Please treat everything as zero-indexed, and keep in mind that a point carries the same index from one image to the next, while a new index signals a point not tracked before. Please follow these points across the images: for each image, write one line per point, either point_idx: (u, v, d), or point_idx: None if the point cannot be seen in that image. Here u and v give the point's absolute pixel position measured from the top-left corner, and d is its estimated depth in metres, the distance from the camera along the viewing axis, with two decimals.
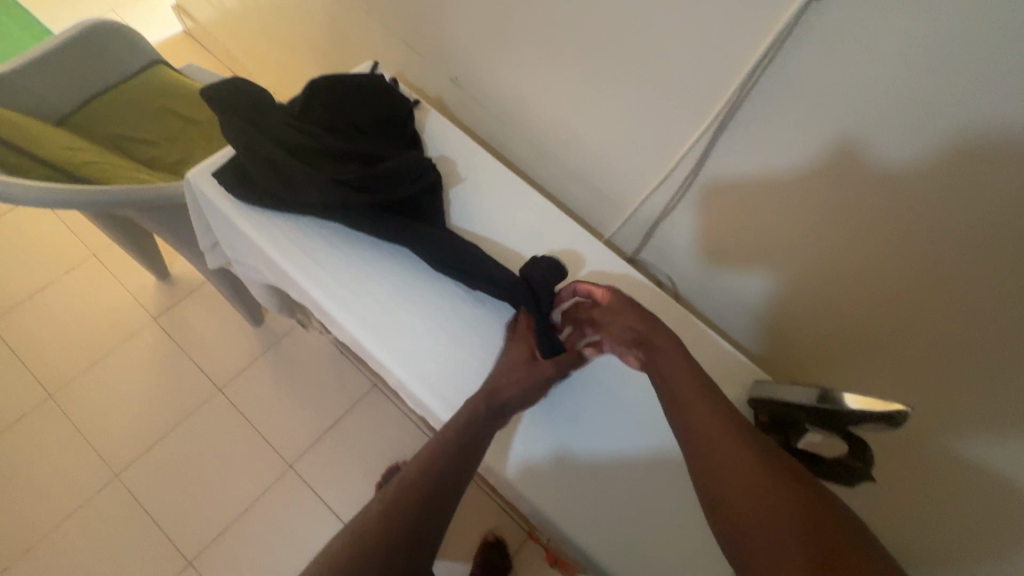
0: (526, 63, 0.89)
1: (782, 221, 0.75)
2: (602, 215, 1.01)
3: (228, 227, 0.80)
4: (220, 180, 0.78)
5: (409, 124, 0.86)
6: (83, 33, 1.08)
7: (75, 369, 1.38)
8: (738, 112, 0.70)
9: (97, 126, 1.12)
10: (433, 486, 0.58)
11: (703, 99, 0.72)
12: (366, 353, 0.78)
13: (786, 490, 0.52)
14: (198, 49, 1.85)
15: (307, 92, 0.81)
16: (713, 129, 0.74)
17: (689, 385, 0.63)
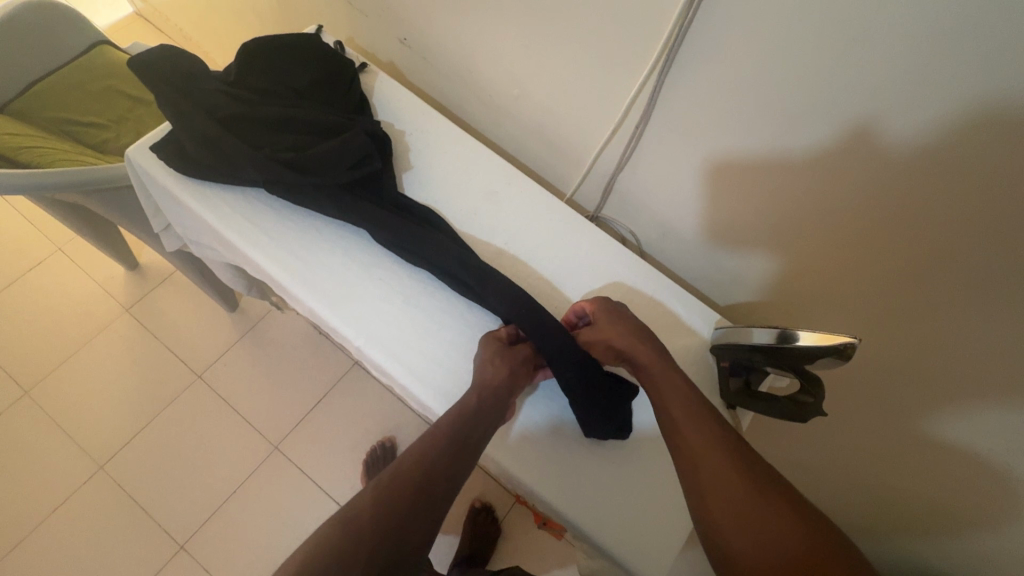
0: (473, 16, 0.86)
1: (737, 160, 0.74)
2: (566, 174, 0.99)
3: (174, 203, 0.78)
4: (159, 155, 0.76)
5: (354, 88, 0.84)
6: (17, 16, 1.02)
7: (49, 364, 1.36)
8: (680, 54, 0.68)
9: (40, 111, 1.07)
10: (429, 476, 0.57)
11: (648, 42, 0.70)
12: (326, 324, 0.77)
13: (771, 512, 0.52)
14: (150, 30, 1.78)
15: (242, 56, 0.78)
16: (658, 71, 0.71)
17: (679, 399, 0.62)
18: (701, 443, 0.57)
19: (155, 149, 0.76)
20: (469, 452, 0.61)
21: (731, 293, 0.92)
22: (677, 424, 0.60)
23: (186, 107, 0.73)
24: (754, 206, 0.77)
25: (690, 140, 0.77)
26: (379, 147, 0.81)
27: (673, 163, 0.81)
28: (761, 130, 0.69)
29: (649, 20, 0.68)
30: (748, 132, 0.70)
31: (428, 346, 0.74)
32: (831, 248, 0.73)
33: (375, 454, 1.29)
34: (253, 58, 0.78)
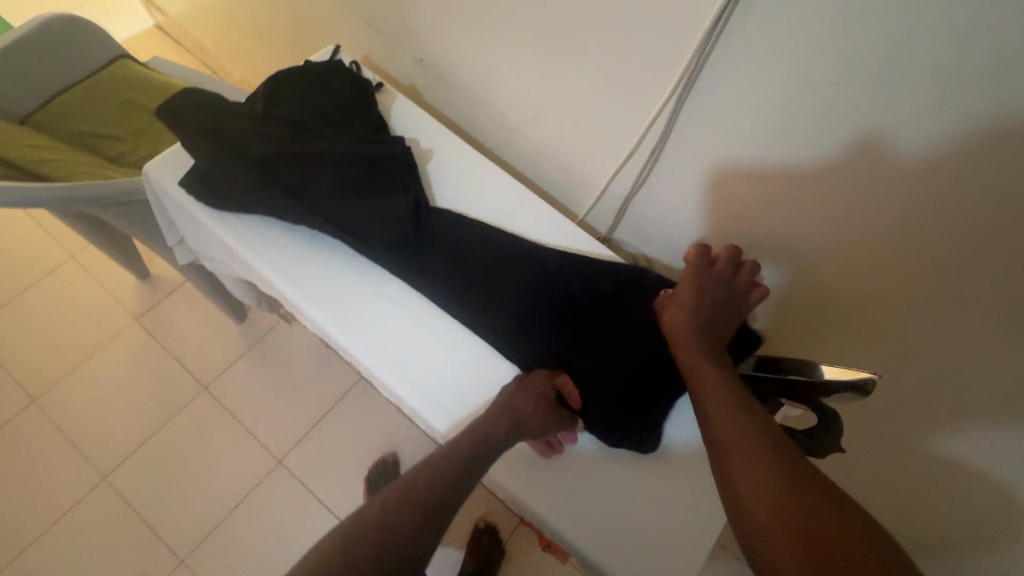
0: (490, 37, 0.86)
1: (754, 188, 0.74)
2: (579, 195, 0.99)
3: (189, 221, 0.78)
4: (185, 187, 0.75)
5: (376, 116, 0.83)
6: (39, 29, 1.04)
7: (58, 372, 1.36)
8: (699, 79, 0.68)
9: (60, 123, 1.09)
10: (428, 501, 0.57)
11: (667, 70, 0.70)
12: (336, 345, 0.77)
13: (800, 504, 0.49)
14: (169, 44, 1.82)
15: (268, 90, 0.78)
16: (676, 99, 0.72)
17: (721, 392, 0.60)
18: (734, 433, 0.56)
19: (183, 181, 0.74)
20: (471, 475, 0.60)
21: (744, 320, 0.91)
22: (714, 416, 0.58)
23: (217, 148, 0.73)
24: (769, 234, 0.77)
25: (711, 166, 0.76)
26: (400, 174, 0.79)
27: (690, 187, 0.81)
28: (783, 160, 0.68)
29: (669, 44, 0.67)
30: (766, 160, 0.70)
31: (447, 374, 0.73)
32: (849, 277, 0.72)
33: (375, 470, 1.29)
34: (281, 93, 0.78)
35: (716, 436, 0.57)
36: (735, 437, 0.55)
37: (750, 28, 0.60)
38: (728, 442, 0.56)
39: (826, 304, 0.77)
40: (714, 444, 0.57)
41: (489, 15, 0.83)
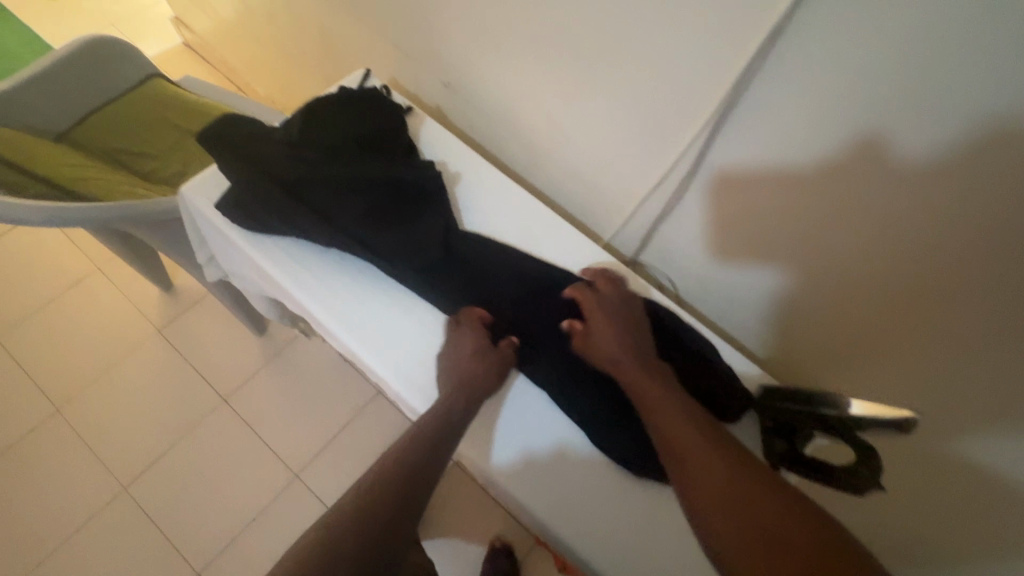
0: (518, 63, 0.88)
1: (786, 217, 0.73)
2: (602, 218, 1.00)
3: (221, 240, 0.79)
4: (221, 210, 0.76)
5: (405, 140, 0.84)
6: (77, 51, 1.09)
7: (82, 382, 1.38)
8: (731, 110, 0.69)
9: (95, 140, 1.12)
10: (402, 484, 0.56)
11: (702, 99, 0.71)
12: (365, 367, 0.77)
13: (755, 491, 0.50)
14: (197, 61, 1.87)
15: (304, 116, 0.80)
16: (711, 128, 0.72)
17: (662, 397, 0.62)
18: (684, 433, 0.57)
19: (219, 204, 0.76)
20: (435, 463, 0.61)
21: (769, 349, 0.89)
22: (662, 421, 0.60)
23: (252, 171, 0.73)
24: (800, 264, 0.76)
25: (742, 194, 0.76)
26: (427, 197, 0.81)
27: (720, 216, 0.81)
28: (818, 191, 0.68)
29: (702, 74, 0.69)
30: (800, 190, 0.70)
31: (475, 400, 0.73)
32: (881, 312, 0.71)
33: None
34: (316, 119, 0.80)
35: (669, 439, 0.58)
36: (685, 437, 0.57)
37: (792, 60, 0.60)
38: (680, 444, 0.56)
39: (857, 337, 0.76)
40: (668, 447, 0.57)
41: (518, 42, 0.85)
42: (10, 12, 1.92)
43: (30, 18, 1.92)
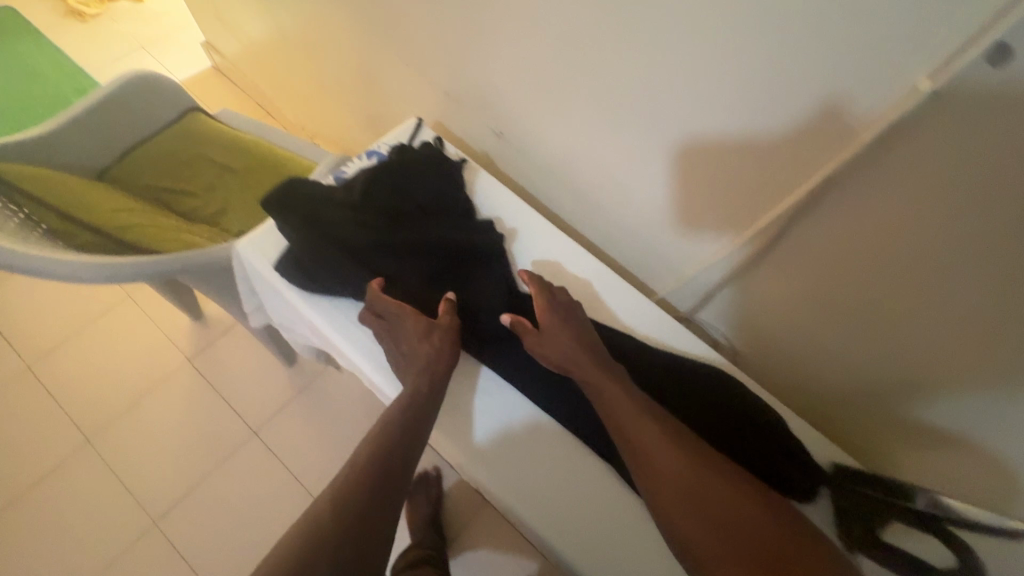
0: (572, 116, 0.86)
1: (863, 294, 0.71)
2: (650, 267, 0.98)
3: (278, 299, 0.78)
4: (281, 273, 0.75)
5: (464, 199, 0.83)
6: (119, 89, 1.09)
7: (113, 412, 1.38)
8: (808, 204, 0.68)
9: (136, 178, 1.11)
10: (375, 486, 0.58)
11: (787, 177, 0.68)
12: (424, 432, 0.77)
13: (722, 500, 0.57)
14: (227, 84, 1.88)
15: (369, 178, 0.79)
16: (795, 207, 0.69)
17: (628, 405, 0.65)
18: (658, 447, 0.61)
19: (280, 268, 0.75)
20: (415, 439, 0.64)
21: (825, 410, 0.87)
22: (633, 434, 0.63)
23: (320, 240, 0.73)
24: (876, 341, 0.73)
25: (818, 267, 0.73)
26: (488, 261, 0.80)
27: (790, 285, 0.78)
28: (903, 275, 0.65)
29: (777, 158, 0.68)
30: (881, 272, 0.67)
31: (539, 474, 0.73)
32: (963, 399, 0.68)
33: (418, 486, 1.34)
34: (381, 182, 0.79)
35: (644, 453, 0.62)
36: (659, 449, 0.61)
37: (894, 152, 0.58)
38: (653, 457, 0.61)
39: (932, 418, 0.73)
40: (641, 460, 0.62)
41: (575, 97, 0.83)
42: (44, 36, 1.94)
43: (64, 42, 1.94)
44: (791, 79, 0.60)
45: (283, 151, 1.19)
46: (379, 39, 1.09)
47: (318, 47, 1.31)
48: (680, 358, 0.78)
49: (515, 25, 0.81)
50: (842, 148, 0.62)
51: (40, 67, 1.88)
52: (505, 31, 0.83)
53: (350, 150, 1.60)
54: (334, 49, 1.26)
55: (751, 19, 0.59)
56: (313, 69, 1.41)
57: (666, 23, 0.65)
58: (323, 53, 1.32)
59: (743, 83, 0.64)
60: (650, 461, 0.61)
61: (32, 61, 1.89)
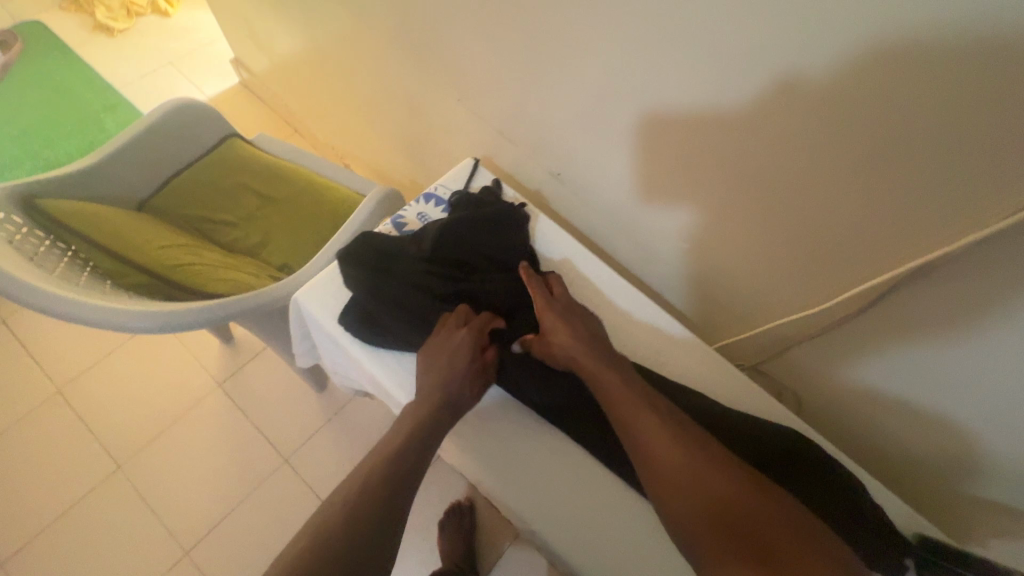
0: (632, 161, 0.83)
1: (959, 372, 0.66)
2: (706, 310, 0.95)
3: (337, 350, 0.80)
4: (342, 322, 0.77)
5: (528, 256, 0.85)
6: (160, 119, 1.08)
7: (143, 438, 1.36)
8: (900, 288, 0.65)
9: (176, 208, 1.10)
10: (384, 485, 0.62)
11: (887, 252, 0.64)
12: (487, 489, 0.78)
13: (717, 486, 0.55)
14: (254, 100, 1.87)
15: (440, 232, 0.81)
16: (892, 282, 0.64)
17: (625, 395, 0.65)
18: (653, 433, 0.61)
19: (341, 317, 0.77)
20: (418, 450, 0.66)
21: (896, 469, 0.84)
22: (630, 423, 0.63)
23: (391, 291, 0.76)
24: (969, 418, 0.69)
25: (907, 337, 0.68)
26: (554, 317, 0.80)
27: (874, 352, 0.73)
28: (1009, 360, 0.60)
29: (863, 232, 0.64)
30: (981, 353, 0.62)
31: (608, 538, 0.71)
32: None
33: (451, 515, 1.32)
34: (452, 237, 0.81)
35: (639, 441, 0.61)
36: (653, 436, 0.61)
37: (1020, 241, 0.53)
38: (647, 445, 0.60)
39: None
40: (637, 449, 0.61)
41: (635, 144, 0.80)
42: (75, 54, 1.95)
43: (93, 59, 1.94)
44: (884, 155, 0.57)
45: (323, 179, 1.16)
46: (424, 70, 1.08)
47: (356, 71, 1.29)
48: (770, 424, 0.73)
49: (575, 69, 0.78)
50: (959, 232, 0.56)
51: (69, 84, 1.88)
52: (564, 74, 0.80)
53: (382, 170, 1.58)
54: (373, 75, 1.24)
55: (845, 89, 0.55)
56: (349, 91, 1.39)
57: (743, 85, 0.62)
58: (361, 77, 1.29)
59: (828, 149, 0.60)
60: (638, 440, 0.61)
61: (62, 78, 1.89)
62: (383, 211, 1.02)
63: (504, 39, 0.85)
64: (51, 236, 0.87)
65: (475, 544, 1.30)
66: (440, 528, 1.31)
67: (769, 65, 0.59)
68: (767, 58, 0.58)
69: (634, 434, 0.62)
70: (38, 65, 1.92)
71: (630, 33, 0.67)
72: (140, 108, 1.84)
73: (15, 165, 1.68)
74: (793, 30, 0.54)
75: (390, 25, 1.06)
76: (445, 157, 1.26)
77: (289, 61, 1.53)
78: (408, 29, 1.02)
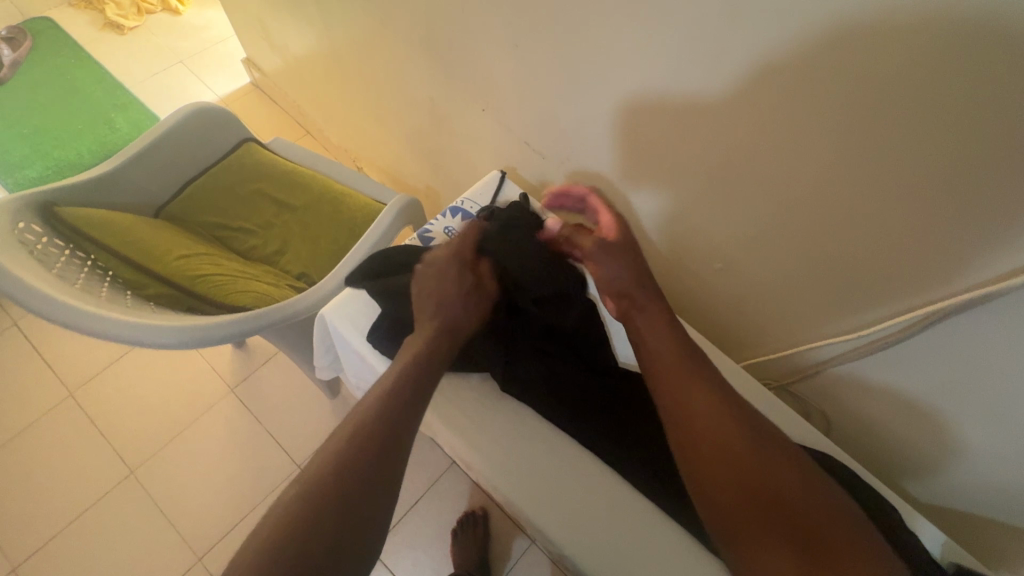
0: (663, 173, 0.82)
1: (1002, 398, 0.66)
2: (734, 323, 0.94)
3: (361, 366, 0.80)
4: (368, 339, 0.77)
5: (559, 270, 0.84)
6: (177, 124, 1.07)
7: (156, 443, 1.36)
8: (950, 317, 0.64)
9: (192, 215, 1.09)
10: (381, 434, 0.56)
11: (932, 283, 0.63)
12: (514, 510, 0.74)
13: (768, 472, 0.55)
14: (266, 101, 1.85)
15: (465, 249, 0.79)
16: (937, 314, 0.64)
17: (676, 364, 0.64)
18: (701, 404, 0.60)
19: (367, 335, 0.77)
20: (416, 392, 0.61)
21: (931, 489, 0.82)
22: (676, 389, 0.62)
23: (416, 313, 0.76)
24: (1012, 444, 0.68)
25: (948, 364, 0.68)
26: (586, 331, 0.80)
27: (910, 378, 0.73)
28: None
29: (907, 255, 0.63)
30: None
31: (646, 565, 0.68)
32: None
33: (463, 522, 1.27)
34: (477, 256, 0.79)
35: (684, 408, 0.60)
36: (706, 409, 0.60)
37: None
38: (694, 416, 0.60)
39: None
40: (680, 414, 0.60)
41: (667, 157, 0.79)
42: (84, 51, 1.93)
43: (103, 58, 1.92)
44: (938, 178, 0.55)
45: (341, 185, 1.15)
46: (445, 78, 1.07)
47: (373, 75, 1.27)
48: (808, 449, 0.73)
49: (608, 81, 0.77)
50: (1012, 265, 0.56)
51: (78, 82, 1.86)
52: (596, 85, 0.79)
53: (396, 174, 1.56)
54: (391, 78, 1.22)
55: (894, 109, 0.54)
56: (365, 95, 1.38)
57: (785, 104, 0.61)
58: (378, 81, 1.28)
59: (875, 170, 0.59)
60: (685, 408, 0.60)
61: (72, 76, 1.87)
62: (403, 219, 1.01)
63: (533, 49, 0.84)
64: (71, 246, 0.86)
65: (487, 555, 1.26)
66: (452, 536, 1.26)
67: (814, 85, 0.58)
68: (813, 76, 0.57)
69: (680, 400, 0.61)
70: (48, 62, 1.90)
71: (669, 47, 0.66)
72: (150, 107, 1.82)
73: (26, 165, 1.67)
74: (842, 48, 0.53)
75: (411, 30, 1.05)
76: (463, 163, 1.25)
77: (304, 64, 1.52)
78: (431, 35, 1.01)
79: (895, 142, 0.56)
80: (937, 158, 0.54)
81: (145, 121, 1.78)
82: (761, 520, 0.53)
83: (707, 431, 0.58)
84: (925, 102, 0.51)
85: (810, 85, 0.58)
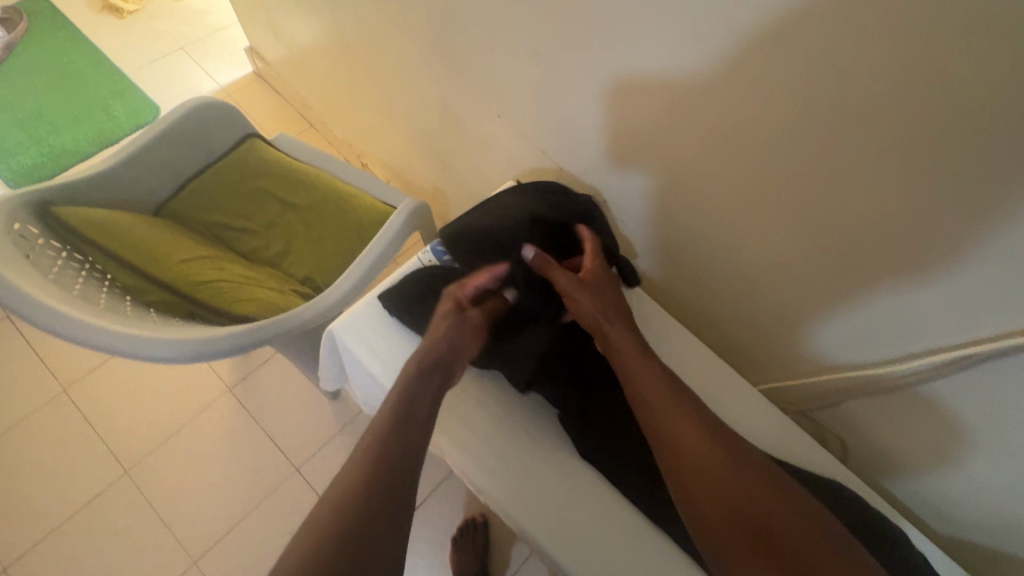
0: (684, 188, 0.80)
1: None
2: (752, 343, 0.93)
3: (371, 386, 0.78)
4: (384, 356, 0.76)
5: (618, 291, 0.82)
6: (179, 119, 1.03)
7: (152, 442, 1.33)
8: (992, 359, 0.62)
9: (193, 214, 1.05)
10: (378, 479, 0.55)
11: (981, 318, 0.61)
12: (526, 537, 0.72)
13: (758, 499, 0.57)
14: (267, 91, 1.81)
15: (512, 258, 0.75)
16: (986, 353, 0.62)
17: (667, 404, 0.64)
18: (698, 442, 0.61)
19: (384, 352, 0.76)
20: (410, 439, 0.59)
21: (948, 519, 0.81)
22: (672, 428, 0.63)
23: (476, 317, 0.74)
24: None
25: (986, 402, 0.66)
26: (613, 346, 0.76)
27: (944, 412, 0.71)
28: None
29: (945, 289, 0.62)
30: None
31: None
32: None
33: (463, 530, 1.25)
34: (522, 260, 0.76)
35: (681, 447, 0.61)
36: (699, 445, 0.61)
37: None
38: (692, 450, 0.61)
39: None
40: (671, 450, 0.62)
41: (695, 173, 0.76)
42: (81, 34, 1.88)
43: (100, 42, 1.87)
44: (983, 210, 0.53)
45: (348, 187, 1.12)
46: (458, 80, 1.04)
47: (382, 73, 1.24)
48: (823, 479, 0.73)
49: (636, 91, 0.74)
50: None
51: (75, 66, 1.81)
52: (620, 99, 0.77)
53: (402, 172, 1.53)
54: (400, 77, 1.19)
55: (940, 139, 0.52)
56: (373, 93, 1.34)
57: (821, 125, 0.59)
58: (385, 79, 1.25)
59: (916, 198, 0.57)
60: (681, 445, 0.61)
61: (67, 60, 1.82)
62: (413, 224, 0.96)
63: (553, 56, 0.81)
64: (68, 247, 0.83)
65: (487, 564, 1.24)
66: (451, 544, 1.24)
67: (859, 108, 0.55)
68: (859, 99, 0.55)
69: (677, 441, 0.62)
70: (41, 45, 1.84)
71: (704, 64, 0.64)
72: (148, 94, 1.77)
73: (20, 151, 1.62)
74: (890, 70, 0.51)
75: (423, 29, 1.01)
76: (474, 167, 1.22)
77: (308, 56, 1.48)
78: (445, 36, 0.98)
79: (943, 171, 0.54)
80: (985, 188, 0.52)
81: (142, 108, 1.73)
82: (755, 546, 0.55)
83: (710, 470, 0.59)
84: (975, 131, 0.50)
85: (855, 108, 0.56)
